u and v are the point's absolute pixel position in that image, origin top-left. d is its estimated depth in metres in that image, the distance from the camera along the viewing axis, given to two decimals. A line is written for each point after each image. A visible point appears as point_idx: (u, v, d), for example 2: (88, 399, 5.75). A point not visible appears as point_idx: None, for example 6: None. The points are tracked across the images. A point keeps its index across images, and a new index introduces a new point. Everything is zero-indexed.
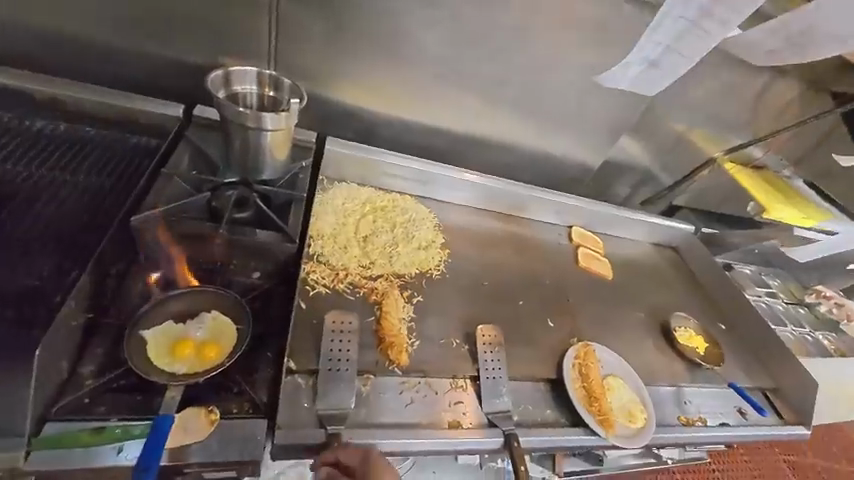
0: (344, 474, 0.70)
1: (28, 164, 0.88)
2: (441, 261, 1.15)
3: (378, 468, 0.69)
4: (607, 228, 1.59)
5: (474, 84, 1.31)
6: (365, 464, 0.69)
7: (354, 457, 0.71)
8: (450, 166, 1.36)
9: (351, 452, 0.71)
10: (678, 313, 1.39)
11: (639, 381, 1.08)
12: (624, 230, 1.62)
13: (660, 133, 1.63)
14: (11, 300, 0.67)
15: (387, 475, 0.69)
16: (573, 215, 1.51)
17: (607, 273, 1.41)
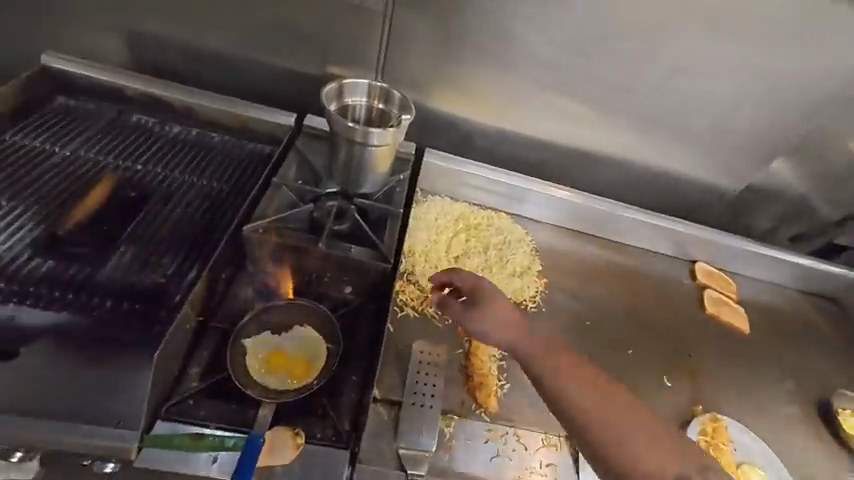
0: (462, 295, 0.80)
1: (164, 167, 0.97)
2: (536, 292, 1.05)
3: (484, 289, 0.79)
4: (747, 268, 1.29)
5: (592, 92, 1.15)
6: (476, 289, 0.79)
7: (467, 280, 0.80)
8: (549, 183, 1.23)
9: (463, 277, 0.81)
10: (844, 392, 1.08)
11: (781, 466, 0.94)
12: (771, 271, 1.29)
13: (831, 156, 1.30)
14: (144, 295, 0.76)
15: (492, 290, 0.79)
16: (700, 250, 1.26)
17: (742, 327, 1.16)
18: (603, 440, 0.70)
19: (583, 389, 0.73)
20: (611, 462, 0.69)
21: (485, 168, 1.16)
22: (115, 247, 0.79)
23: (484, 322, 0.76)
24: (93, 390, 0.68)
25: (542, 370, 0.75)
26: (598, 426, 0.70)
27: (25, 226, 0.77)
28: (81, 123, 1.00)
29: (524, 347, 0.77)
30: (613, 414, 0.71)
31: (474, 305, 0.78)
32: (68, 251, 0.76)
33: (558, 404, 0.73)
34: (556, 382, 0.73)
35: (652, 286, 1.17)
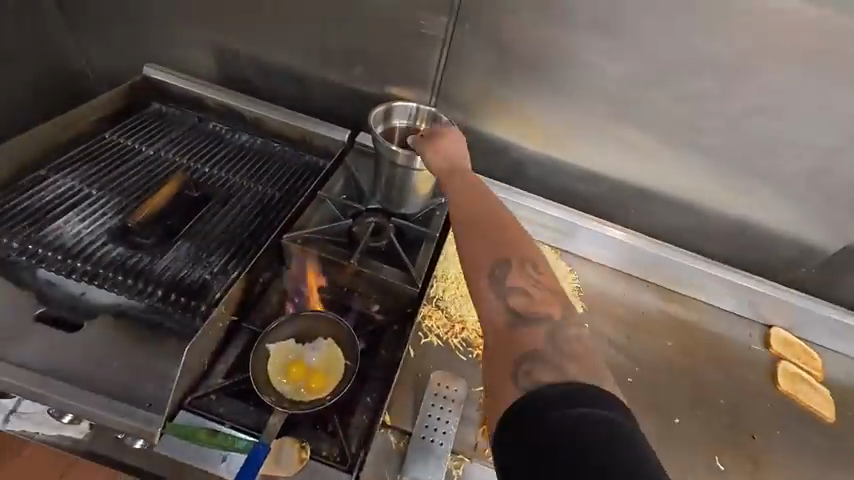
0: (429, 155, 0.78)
1: (228, 171, 1.06)
2: None
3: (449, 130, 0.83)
4: (840, 345, 1.10)
5: (658, 127, 1.07)
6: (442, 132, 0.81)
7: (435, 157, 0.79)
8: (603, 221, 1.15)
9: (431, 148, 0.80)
10: None
11: None
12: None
13: None
14: (192, 288, 0.82)
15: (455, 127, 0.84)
16: (778, 314, 1.09)
17: (828, 415, 0.98)
18: (479, 236, 0.61)
19: (492, 198, 0.67)
20: (479, 294, 0.57)
21: (535, 200, 1.13)
22: (172, 241, 0.87)
23: (443, 143, 0.79)
24: (137, 372, 0.75)
25: (460, 180, 0.71)
26: (480, 237, 0.60)
27: (106, 215, 0.88)
28: (167, 127, 1.13)
29: (454, 163, 0.76)
30: (495, 242, 0.59)
31: (440, 135, 0.81)
32: (133, 240, 0.85)
33: (462, 199, 0.67)
34: (461, 190, 0.69)
35: (716, 349, 1.04)
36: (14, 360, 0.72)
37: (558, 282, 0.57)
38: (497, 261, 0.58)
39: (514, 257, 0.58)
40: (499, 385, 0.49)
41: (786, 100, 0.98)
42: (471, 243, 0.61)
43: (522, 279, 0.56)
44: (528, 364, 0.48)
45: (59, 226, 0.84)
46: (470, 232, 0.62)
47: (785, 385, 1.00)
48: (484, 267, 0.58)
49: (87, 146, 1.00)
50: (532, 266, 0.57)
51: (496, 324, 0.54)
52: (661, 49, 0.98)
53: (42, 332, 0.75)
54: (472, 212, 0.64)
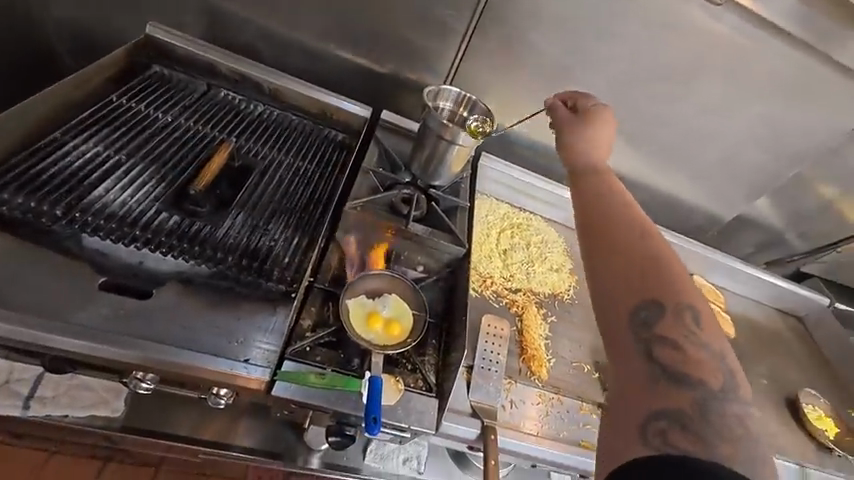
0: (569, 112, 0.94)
1: (257, 142, 1.07)
2: (571, 288, 1.19)
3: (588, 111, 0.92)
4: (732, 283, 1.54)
5: (625, 120, 1.35)
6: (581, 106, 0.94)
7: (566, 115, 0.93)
8: None
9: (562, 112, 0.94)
10: (807, 390, 1.29)
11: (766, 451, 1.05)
12: (750, 285, 1.55)
13: (804, 199, 1.56)
14: (258, 254, 0.85)
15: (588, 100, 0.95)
16: (696, 264, 1.51)
17: (729, 331, 1.37)
18: (620, 249, 0.64)
19: (646, 227, 0.68)
20: (616, 317, 0.60)
21: (531, 175, 1.34)
22: (228, 210, 0.89)
23: (572, 136, 0.89)
24: (217, 332, 0.77)
25: (604, 198, 0.74)
26: (628, 266, 0.62)
27: (148, 184, 0.86)
28: (176, 94, 1.07)
29: (591, 176, 0.80)
30: (642, 279, 0.61)
31: (585, 119, 0.91)
32: (189, 208, 0.85)
33: (606, 221, 0.69)
34: (609, 212, 0.71)
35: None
36: (86, 326, 0.69)
37: (714, 338, 0.58)
38: (642, 294, 0.59)
39: (664, 296, 0.59)
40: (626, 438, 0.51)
41: (718, 102, 1.30)
42: (602, 266, 0.64)
43: (674, 325, 0.57)
44: (662, 424, 0.51)
45: (101, 194, 0.80)
46: (607, 257, 0.64)
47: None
48: (623, 295, 0.60)
49: (100, 112, 0.93)
50: (690, 315, 0.58)
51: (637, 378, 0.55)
52: (642, 57, 1.22)
53: (108, 300, 0.73)
54: (616, 233, 0.66)
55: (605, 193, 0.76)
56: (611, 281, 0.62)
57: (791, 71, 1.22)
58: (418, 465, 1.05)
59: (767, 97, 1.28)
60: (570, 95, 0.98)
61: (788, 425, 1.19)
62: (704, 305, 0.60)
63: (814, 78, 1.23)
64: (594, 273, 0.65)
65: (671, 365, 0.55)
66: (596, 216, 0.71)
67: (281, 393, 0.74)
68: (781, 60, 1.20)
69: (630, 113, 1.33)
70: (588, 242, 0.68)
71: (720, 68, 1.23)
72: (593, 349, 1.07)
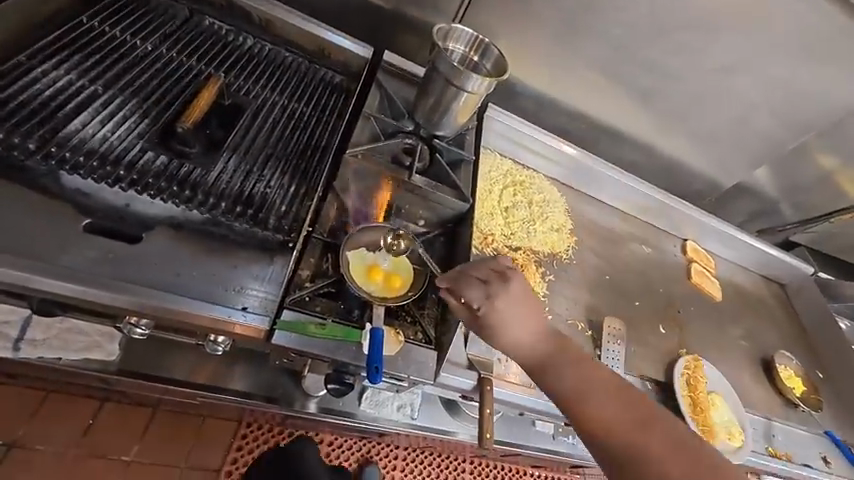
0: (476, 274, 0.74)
1: (249, 80, 0.98)
2: (569, 248, 1.19)
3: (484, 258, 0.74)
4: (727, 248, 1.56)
5: (639, 76, 1.28)
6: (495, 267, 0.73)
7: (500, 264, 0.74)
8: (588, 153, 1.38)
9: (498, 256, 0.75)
10: (782, 352, 1.36)
11: (741, 406, 1.10)
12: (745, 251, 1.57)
13: (807, 167, 1.55)
14: (253, 201, 0.81)
15: None
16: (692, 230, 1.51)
17: (717, 295, 1.41)
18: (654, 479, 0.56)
19: (596, 380, 0.67)
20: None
21: (538, 129, 1.29)
22: (219, 152, 0.83)
23: (499, 326, 0.71)
24: (213, 279, 0.74)
25: (582, 381, 0.67)
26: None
27: (131, 119, 0.79)
28: (155, 19, 0.96)
29: (554, 386, 0.68)
30: None
31: (504, 305, 0.71)
32: (176, 148, 0.79)
33: (595, 413, 0.63)
34: (602, 419, 0.62)
35: (655, 248, 1.40)
36: (74, 269, 0.66)
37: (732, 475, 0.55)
38: None
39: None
40: None
41: (737, 60, 1.23)
42: None
43: None
44: None
45: (78, 128, 0.73)
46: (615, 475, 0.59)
47: (695, 276, 1.40)
48: None
49: (71, 35, 0.83)
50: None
51: None
52: (667, 5, 1.14)
53: (96, 243, 0.69)
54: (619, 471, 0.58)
55: (557, 375, 0.68)
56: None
57: (820, 29, 1.15)
58: (412, 412, 1.09)
59: (789, 57, 1.22)
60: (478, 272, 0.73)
61: (761, 383, 1.25)
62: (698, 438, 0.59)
63: (841, 38, 1.16)
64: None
65: None
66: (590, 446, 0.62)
67: (281, 341, 0.74)
68: (812, 16, 1.12)
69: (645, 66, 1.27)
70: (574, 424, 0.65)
71: (747, 21, 1.15)
72: (587, 307, 1.09)
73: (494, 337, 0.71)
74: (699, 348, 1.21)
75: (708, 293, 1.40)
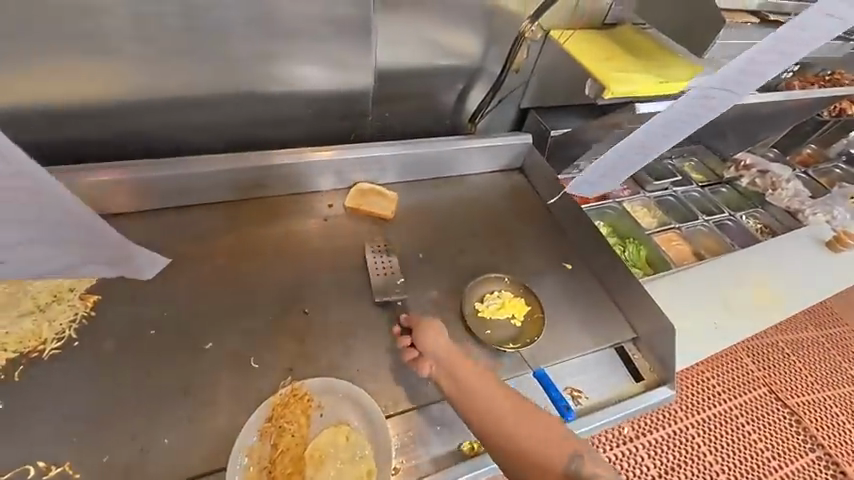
0: (421, 353, 0.78)
1: None
2: (65, 325, 0.76)
3: (454, 359, 0.74)
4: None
5: (89, 23, 0.89)
6: (439, 358, 0.75)
7: (432, 342, 0.77)
8: (128, 162, 0.93)
9: (437, 338, 0.78)
10: (492, 272, 0.99)
11: (379, 427, 0.69)
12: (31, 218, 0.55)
13: (448, 14, 1.13)
14: None
15: (433, 332, 0.78)
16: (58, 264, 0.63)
17: (385, 213, 1.05)
18: (531, 441, 0.61)
19: (469, 375, 0.71)
20: (536, 470, 0.58)
21: (150, 162, 0.93)
22: None
23: (461, 394, 0.70)
24: None
25: (484, 403, 0.67)
26: (490, 428, 0.65)
27: None
28: None
29: (452, 366, 0.73)
30: (539, 440, 0.60)
31: (422, 352, 0.77)
32: None
33: (484, 411, 0.66)
34: (516, 438, 0.62)
35: (284, 221, 1.00)
36: None
37: (556, 447, 0.59)
38: (544, 467, 0.58)
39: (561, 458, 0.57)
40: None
41: None
42: (522, 434, 0.62)
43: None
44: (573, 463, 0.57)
45: None
46: (486, 419, 0.66)
47: (351, 201, 1.05)
48: (539, 464, 0.58)
49: None
50: (575, 465, 0.56)
51: None
52: None
53: None
54: (471, 410, 0.67)
55: (426, 331, 0.79)
56: (443, 380, 0.72)
57: None
58: None
59: None
60: (426, 346, 0.77)
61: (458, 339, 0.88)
62: (555, 439, 0.60)
63: None
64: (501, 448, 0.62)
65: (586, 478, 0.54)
66: (437, 368, 0.74)
67: None
68: None
69: (77, 9, 0.87)
70: (444, 373, 0.73)
71: None
72: (84, 408, 0.69)
73: (421, 345, 0.78)
74: (331, 352, 0.81)
75: (372, 215, 1.05)
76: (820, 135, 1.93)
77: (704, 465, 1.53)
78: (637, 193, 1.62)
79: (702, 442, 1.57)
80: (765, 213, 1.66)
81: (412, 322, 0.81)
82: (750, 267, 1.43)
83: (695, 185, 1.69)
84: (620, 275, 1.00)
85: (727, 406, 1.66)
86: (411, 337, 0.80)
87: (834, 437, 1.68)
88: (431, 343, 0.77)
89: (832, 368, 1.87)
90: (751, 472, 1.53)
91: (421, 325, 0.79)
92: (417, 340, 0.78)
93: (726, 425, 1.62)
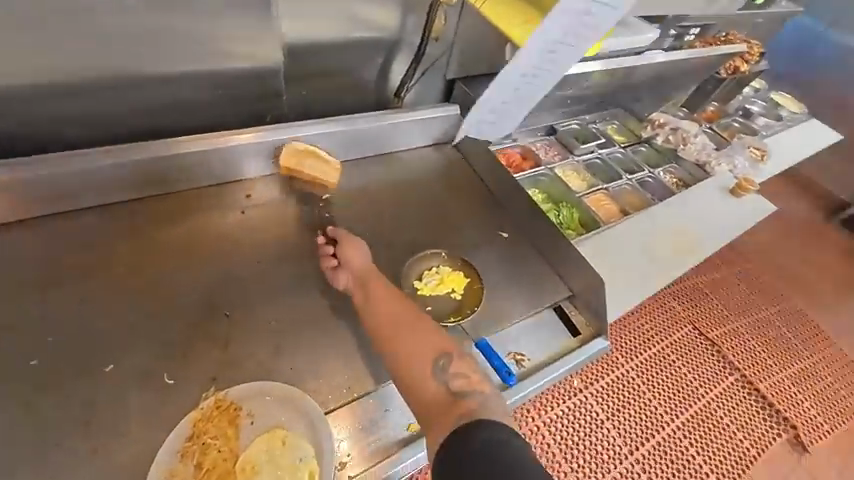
0: (337, 260, 0.84)
1: None
2: None
3: (371, 272, 0.81)
4: None
5: None
6: (355, 264, 0.82)
7: (352, 253, 0.84)
8: None
9: (358, 253, 0.84)
10: (428, 249, 0.98)
11: (319, 425, 0.64)
12: None
13: None
14: None
15: (355, 248, 0.85)
16: None
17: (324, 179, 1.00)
18: (419, 347, 0.68)
19: (380, 295, 0.76)
20: (417, 370, 0.66)
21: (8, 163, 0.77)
22: None
23: (367, 299, 0.77)
24: None
25: (389, 316, 0.73)
26: (384, 330, 0.72)
27: None
28: None
29: (366, 280, 0.80)
30: (425, 348, 0.68)
31: (338, 261, 0.84)
32: None
33: (385, 320, 0.73)
34: (405, 343, 0.69)
35: (193, 217, 0.89)
36: None
37: (443, 358, 0.67)
38: (423, 367, 0.66)
39: (443, 365, 0.66)
40: (418, 381, 0.65)
41: None
42: (410, 343, 0.69)
43: (453, 387, 0.63)
44: (442, 367, 0.65)
45: None
46: (385, 326, 0.72)
47: (284, 160, 0.97)
48: (420, 364, 0.66)
49: None
50: (450, 374, 0.65)
51: (435, 396, 0.63)
52: None
53: None
54: (373, 315, 0.74)
55: (348, 246, 0.85)
56: (356, 285, 0.80)
57: None
58: None
59: None
60: (342, 257, 0.84)
61: None
62: (440, 351, 0.68)
63: None
64: (390, 347, 0.70)
65: (455, 385, 0.63)
66: (350, 281, 0.81)
67: None
68: None
69: None
70: (357, 289, 0.79)
71: None
72: None
73: (339, 254, 0.84)
74: (260, 355, 0.75)
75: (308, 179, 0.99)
76: (720, 92, 2.11)
77: (644, 402, 1.67)
78: (567, 157, 1.68)
79: (641, 381, 1.71)
80: (679, 167, 1.80)
81: (337, 234, 0.87)
82: (668, 219, 1.54)
83: (618, 146, 1.78)
84: (553, 238, 1.01)
85: (660, 347, 1.82)
86: (333, 247, 0.86)
87: (748, 359, 1.91)
88: (348, 261, 0.83)
89: (742, 300, 2.11)
90: (683, 401, 1.70)
91: (342, 237, 0.86)
92: (334, 250, 0.85)
93: (660, 363, 1.77)
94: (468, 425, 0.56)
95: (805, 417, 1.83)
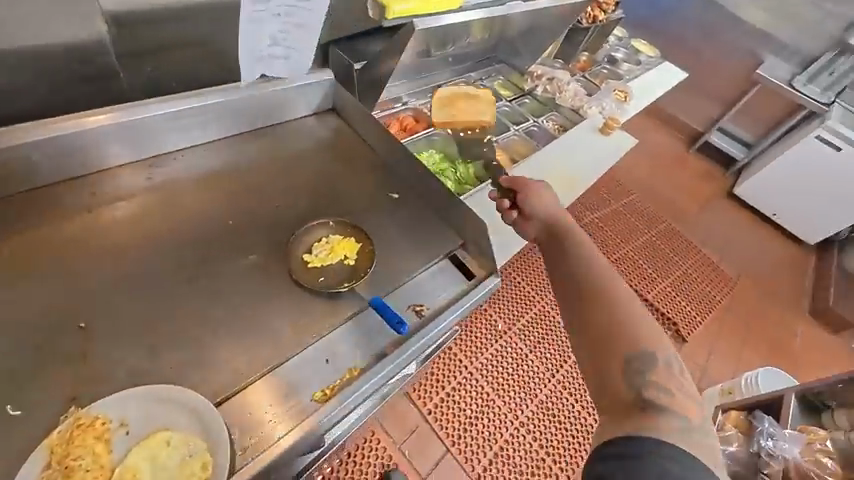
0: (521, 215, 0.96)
1: None
2: None
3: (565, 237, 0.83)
4: None
5: None
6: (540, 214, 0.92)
7: (533, 206, 0.93)
8: None
9: (554, 205, 0.92)
10: (314, 220, 0.94)
11: (205, 414, 0.61)
12: None
13: None
14: None
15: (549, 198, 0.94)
16: None
17: None
18: (616, 323, 0.67)
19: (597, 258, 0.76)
20: (599, 348, 0.66)
21: None
22: None
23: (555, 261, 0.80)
24: None
25: (591, 283, 0.71)
26: (573, 298, 0.71)
27: None
28: None
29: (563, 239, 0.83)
30: (617, 332, 0.66)
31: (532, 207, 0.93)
32: None
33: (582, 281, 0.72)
34: (603, 318, 0.67)
35: (20, 225, 0.77)
36: None
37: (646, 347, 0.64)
38: (612, 349, 0.65)
39: (634, 352, 0.64)
40: (605, 365, 0.64)
41: None
42: (602, 321, 0.67)
43: (654, 387, 0.61)
44: (635, 362, 0.63)
45: None
46: (575, 294, 0.72)
47: None
48: (611, 344, 0.65)
49: None
50: (645, 367, 0.62)
51: (615, 389, 0.62)
52: None
53: None
54: (575, 272, 0.74)
55: (533, 199, 0.95)
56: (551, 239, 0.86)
57: None
58: None
59: None
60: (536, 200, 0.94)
61: (291, 298, 0.82)
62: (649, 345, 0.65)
63: None
64: (581, 322, 0.69)
65: (648, 391, 0.61)
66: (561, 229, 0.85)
67: None
68: None
69: None
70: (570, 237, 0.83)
71: None
72: None
73: (533, 202, 0.94)
74: (129, 362, 0.68)
75: None
76: (588, 41, 2.30)
77: None
78: (458, 115, 1.73)
79: None
80: (559, 115, 1.95)
81: (520, 186, 0.98)
82: (552, 163, 1.68)
83: (504, 100, 1.87)
84: (441, 193, 1.05)
85: None
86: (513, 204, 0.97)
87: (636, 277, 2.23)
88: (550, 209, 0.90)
89: (624, 227, 2.44)
90: None
91: (526, 189, 0.97)
92: (532, 186, 0.97)
93: None
94: (632, 439, 0.55)
95: (681, 315, 2.20)
